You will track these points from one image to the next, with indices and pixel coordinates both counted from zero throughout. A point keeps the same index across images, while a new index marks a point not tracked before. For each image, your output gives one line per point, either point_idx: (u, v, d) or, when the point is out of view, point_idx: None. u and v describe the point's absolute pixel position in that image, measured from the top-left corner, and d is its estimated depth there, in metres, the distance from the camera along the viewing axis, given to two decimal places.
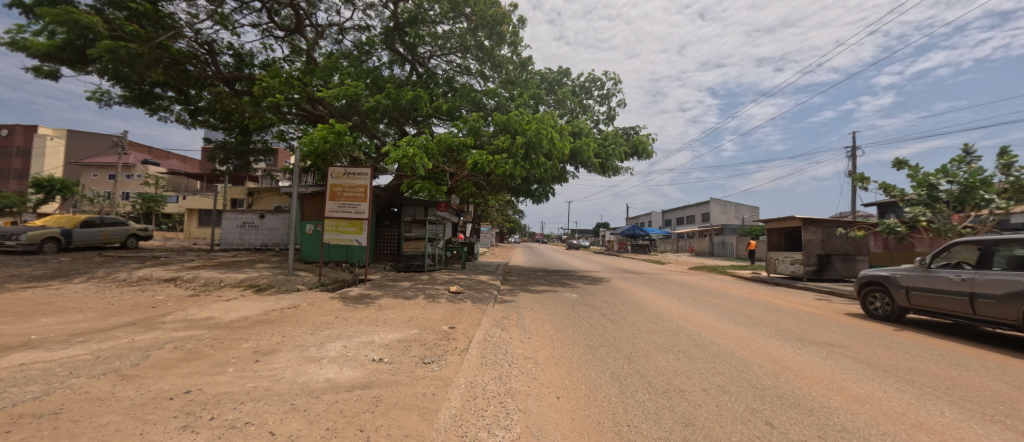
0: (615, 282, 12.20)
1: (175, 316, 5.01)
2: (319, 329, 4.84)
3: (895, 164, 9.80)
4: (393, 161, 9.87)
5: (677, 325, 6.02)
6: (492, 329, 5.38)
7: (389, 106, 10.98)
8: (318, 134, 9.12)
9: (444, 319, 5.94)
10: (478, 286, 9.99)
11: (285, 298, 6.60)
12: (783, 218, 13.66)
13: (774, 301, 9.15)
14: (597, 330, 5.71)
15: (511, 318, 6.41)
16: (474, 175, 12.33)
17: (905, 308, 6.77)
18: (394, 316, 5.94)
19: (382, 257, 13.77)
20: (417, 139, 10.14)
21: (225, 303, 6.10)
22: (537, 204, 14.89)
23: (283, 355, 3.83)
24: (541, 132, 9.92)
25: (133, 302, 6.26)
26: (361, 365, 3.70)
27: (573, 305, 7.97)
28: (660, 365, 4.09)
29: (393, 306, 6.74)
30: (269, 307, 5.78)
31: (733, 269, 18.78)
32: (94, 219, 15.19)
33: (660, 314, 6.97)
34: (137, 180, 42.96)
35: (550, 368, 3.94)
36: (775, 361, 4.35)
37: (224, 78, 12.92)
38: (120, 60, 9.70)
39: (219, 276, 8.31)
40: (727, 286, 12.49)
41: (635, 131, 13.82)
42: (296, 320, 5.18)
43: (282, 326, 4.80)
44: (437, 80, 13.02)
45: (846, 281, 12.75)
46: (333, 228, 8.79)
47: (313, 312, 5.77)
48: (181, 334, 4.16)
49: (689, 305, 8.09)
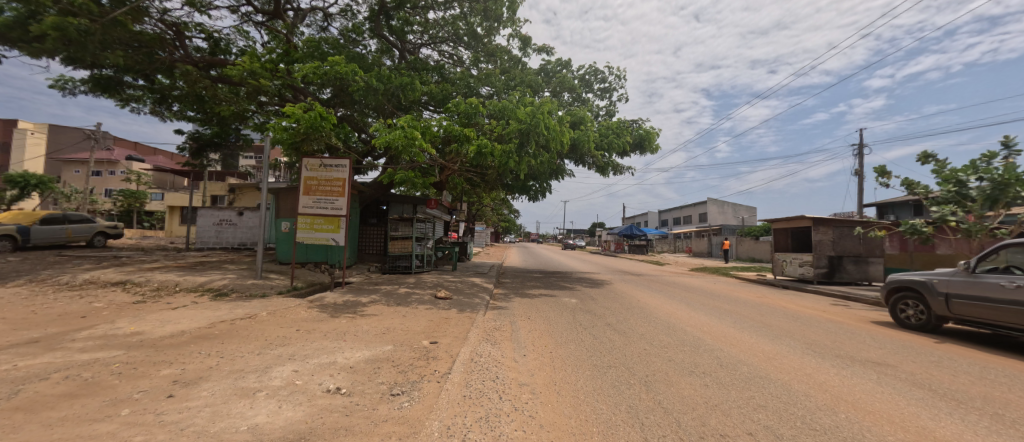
0: (616, 286, 11.43)
1: (95, 331, 4.13)
2: (269, 348, 3.98)
3: (923, 158, 9.32)
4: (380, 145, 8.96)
5: (694, 338, 5.26)
6: (481, 345, 4.55)
7: (377, 90, 9.93)
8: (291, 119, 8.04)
9: (424, 332, 5.09)
10: (468, 290, 9.12)
11: (243, 305, 5.72)
12: (791, 219, 13.04)
13: (790, 308, 8.41)
14: (603, 343, 4.94)
15: (503, 329, 5.60)
16: (466, 169, 11.50)
17: (944, 317, 6.07)
18: (368, 328, 5.09)
19: (367, 257, 12.92)
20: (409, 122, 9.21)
21: (169, 312, 5.21)
22: (532, 202, 14.08)
23: (208, 387, 2.99)
24: (537, 117, 9.14)
25: (61, 310, 5.34)
26: (308, 401, 2.86)
27: (573, 312, 7.17)
28: (685, 395, 3.31)
29: (368, 314, 5.88)
30: (218, 317, 4.91)
31: (736, 271, 18.12)
32: (57, 216, 14.17)
33: (671, 324, 6.20)
34: (119, 178, 41.42)
35: (552, 401, 3.12)
36: (823, 387, 3.58)
37: (195, 63, 11.82)
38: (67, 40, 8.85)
39: (176, 279, 7.40)
40: (733, 289, 11.76)
41: (638, 124, 12.95)
42: (244, 335, 4.32)
43: (223, 344, 3.93)
44: (427, 65, 12.02)
45: (858, 284, 12.09)
46: (307, 225, 7.90)
47: (270, 324, 4.89)
48: (85, 357, 3.29)
49: (700, 312, 7.36)
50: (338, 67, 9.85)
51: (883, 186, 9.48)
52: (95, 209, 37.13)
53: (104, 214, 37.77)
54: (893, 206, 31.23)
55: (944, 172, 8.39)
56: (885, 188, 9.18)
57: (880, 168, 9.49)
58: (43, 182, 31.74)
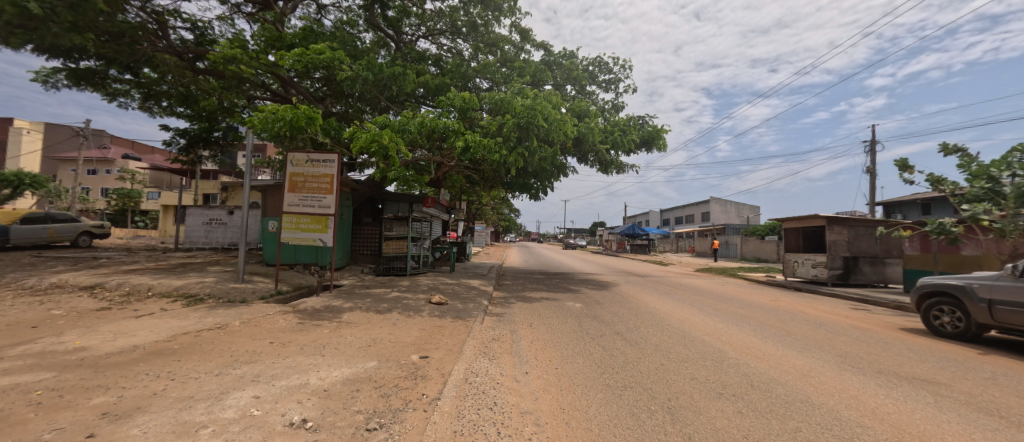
0: (622, 288, 10.86)
1: (34, 346, 3.59)
2: (233, 366, 3.44)
3: (946, 150, 8.81)
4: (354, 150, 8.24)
5: (715, 351, 4.74)
6: (478, 360, 4.02)
7: (365, 79, 9.36)
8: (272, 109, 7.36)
9: (415, 344, 4.56)
10: (466, 294, 8.53)
11: (216, 313, 5.19)
12: (803, 218, 12.51)
13: (810, 313, 7.86)
14: (615, 357, 4.40)
15: (502, 339, 5.07)
16: (463, 165, 10.90)
17: (985, 325, 5.55)
18: (353, 340, 4.56)
19: (362, 258, 12.42)
20: (390, 120, 8.65)
21: (130, 321, 4.67)
22: (534, 200, 13.53)
23: (144, 422, 2.45)
24: (534, 108, 8.57)
25: (11, 319, 4.80)
26: (263, 440, 2.32)
27: (579, 318, 6.64)
28: (718, 427, 2.77)
29: (354, 323, 5.35)
30: (183, 327, 4.37)
31: (743, 272, 17.60)
32: (39, 215, 13.69)
33: (686, 333, 5.66)
34: (114, 177, 40.82)
35: (560, 436, 2.57)
36: (878, 416, 3.04)
37: (179, 53, 11.25)
38: (27, 15, 8.30)
39: (150, 283, 6.87)
40: (744, 292, 11.22)
41: (645, 120, 12.41)
42: (209, 351, 3.79)
43: (178, 363, 3.40)
44: (424, 57, 11.48)
45: (874, 286, 11.57)
46: (293, 225, 7.35)
47: (241, 336, 4.34)
48: (4, 382, 2.76)
49: (715, 318, 6.83)
50: (325, 55, 9.24)
51: (906, 182, 8.96)
52: (89, 209, 36.47)
53: (99, 213, 37.24)
54: (900, 205, 30.93)
55: (974, 169, 7.83)
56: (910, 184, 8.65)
57: (903, 162, 8.95)
58: (36, 181, 31.10)
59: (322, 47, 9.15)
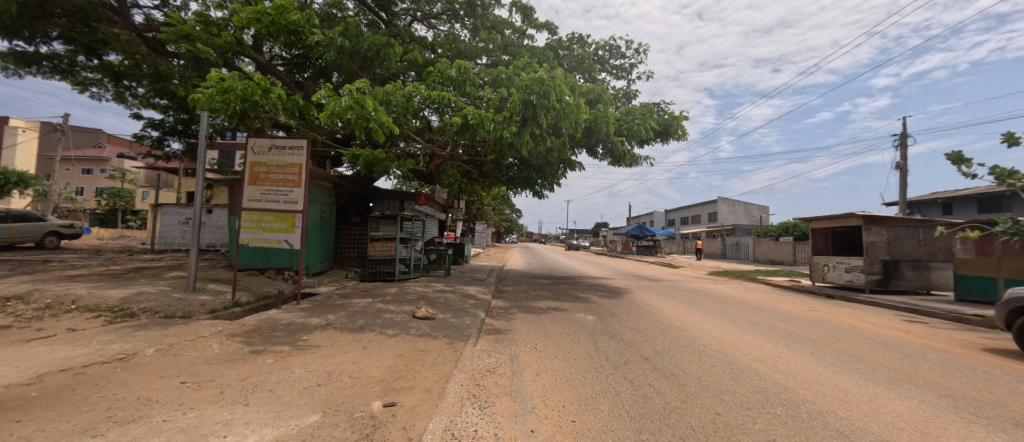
0: (636, 296, 9.70)
1: None
2: (95, 431, 2.30)
3: (1012, 140, 7.63)
4: (323, 118, 6.62)
5: (783, 390, 3.56)
6: (465, 411, 2.87)
7: (340, 47, 8.46)
8: (219, 79, 5.91)
9: (384, 380, 3.43)
10: (460, 305, 7.34)
11: (134, 336, 4.05)
12: (835, 217, 11.31)
13: (862, 328, 6.70)
14: (651, 401, 3.25)
15: (500, 370, 3.93)
16: (456, 155, 9.76)
17: None
18: (302, 376, 3.42)
19: (347, 261, 11.32)
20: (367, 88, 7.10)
21: (8, 350, 3.54)
22: (538, 198, 12.48)
23: None
24: (546, 84, 7.40)
25: None
26: None
27: (593, 336, 5.49)
28: None
29: (313, 348, 4.22)
30: (66, 361, 3.22)
31: (763, 275, 16.36)
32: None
33: (732, 360, 4.48)
34: (106, 176, 39.77)
35: None
36: None
37: (142, 33, 10.19)
38: None
39: (79, 293, 5.73)
40: (771, 299, 10.03)
41: (661, 108, 11.27)
42: (76, 402, 2.63)
43: (11, 427, 2.27)
44: (416, 37, 10.38)
45: (916, 293, 10.40)
46: (252, 223, 6.21)
47: (147, 372, 3.21)
48: None
49: (758, 337, 5.65)
50: (301, 17, 8.00)
51: (967, 175, 7.69)
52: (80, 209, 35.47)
53: (89, 212, 36.16)
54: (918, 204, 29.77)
55: None
56: (971, 178, 7.44)
57: (957, 155, 7.78)
58: (24, 179, 30.06)
59: (287, 8, 7.85)
